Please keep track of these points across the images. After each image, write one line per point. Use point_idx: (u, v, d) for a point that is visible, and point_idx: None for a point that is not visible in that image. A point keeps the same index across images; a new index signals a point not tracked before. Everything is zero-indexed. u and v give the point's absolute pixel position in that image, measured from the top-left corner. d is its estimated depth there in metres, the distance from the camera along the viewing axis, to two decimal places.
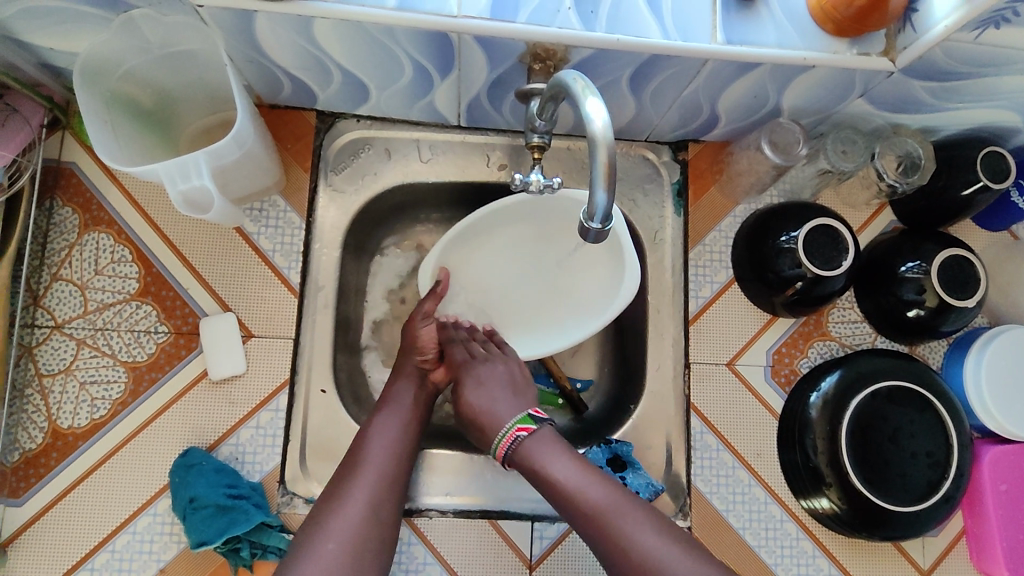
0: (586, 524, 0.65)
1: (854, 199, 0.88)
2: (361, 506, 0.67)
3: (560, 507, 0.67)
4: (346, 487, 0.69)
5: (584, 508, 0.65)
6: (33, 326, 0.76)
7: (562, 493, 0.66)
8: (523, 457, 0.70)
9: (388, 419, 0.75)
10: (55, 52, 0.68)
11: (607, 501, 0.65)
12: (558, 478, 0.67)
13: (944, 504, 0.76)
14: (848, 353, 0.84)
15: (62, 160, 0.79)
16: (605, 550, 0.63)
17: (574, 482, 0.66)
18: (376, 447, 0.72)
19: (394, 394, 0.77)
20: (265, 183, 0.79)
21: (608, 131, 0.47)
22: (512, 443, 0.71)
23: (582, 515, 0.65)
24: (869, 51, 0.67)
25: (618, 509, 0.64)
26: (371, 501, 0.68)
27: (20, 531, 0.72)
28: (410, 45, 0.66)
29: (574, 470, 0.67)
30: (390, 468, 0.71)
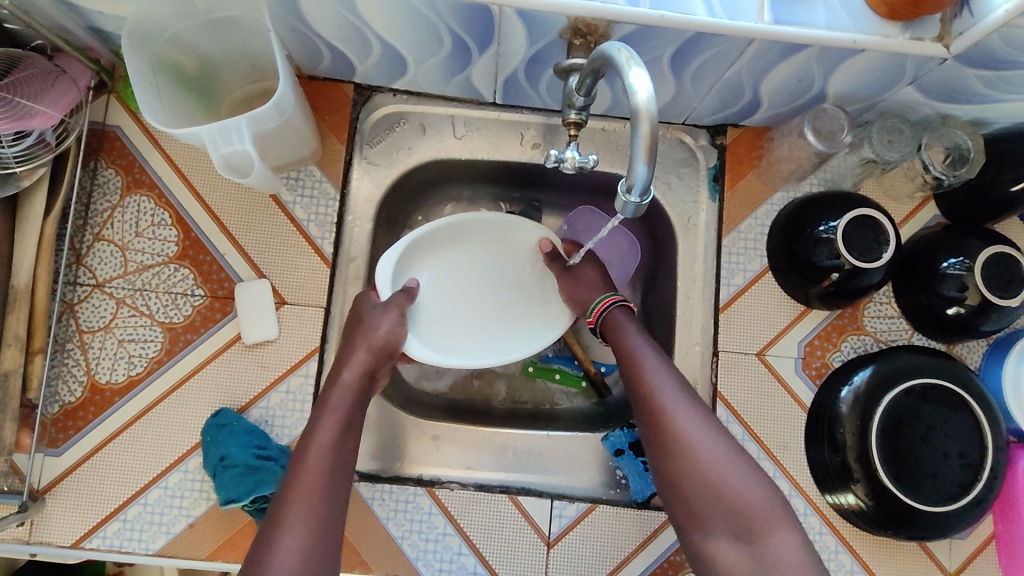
0: (644, 401, 0.69)
1: (897, 192, 0.85)
2: (303, 536, 0.59)
3: (625, 377, 0.71)
4: (284, 518, 0.60)
5: (645, 385, 0.69)
6: (75, 284, 0.78)
7: (633, 367, 0.70)
8: (613, 326, 0.75)
9: (323, 439, 0.65)
10: (104, 15, 0.70)
11: (669, 389, 0.68)
12: (637, 355, 0.71)
13: (975, 506, 0.74)
14: (883, 348, 0.82)
15: (107, 123, 0.81)
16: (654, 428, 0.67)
17: (646, 360, 0.70)
18: (314, 470, 0.63)
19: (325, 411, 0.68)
20: (302, 153, 0.80)
21: (652, 103, 0.46)
22: (604, 310, 0.76)
23: (642, 394, 0.69)
24: (922, 36, 0.64)
25: (677, 395, 0.68)
26: (314, 529, 0.60)
27: (58, 480, 0.75)
28: (451, 17, 0.66)
29: (651, 355, 0.71)
30: (326, 492, 0.62)
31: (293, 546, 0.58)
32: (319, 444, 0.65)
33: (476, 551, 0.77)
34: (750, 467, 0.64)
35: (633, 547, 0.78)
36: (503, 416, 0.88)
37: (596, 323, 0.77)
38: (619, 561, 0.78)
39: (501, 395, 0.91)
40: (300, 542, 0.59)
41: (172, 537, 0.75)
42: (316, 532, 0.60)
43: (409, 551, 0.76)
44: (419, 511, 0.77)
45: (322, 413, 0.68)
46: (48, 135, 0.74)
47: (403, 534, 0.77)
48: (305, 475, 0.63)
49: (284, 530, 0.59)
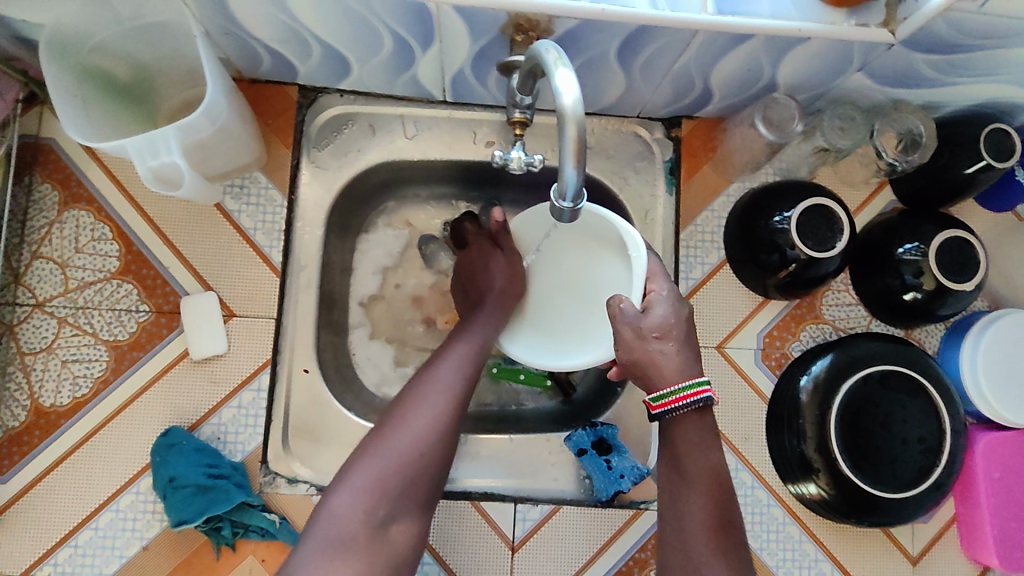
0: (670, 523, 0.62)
1: (853, 179, 0.85)
2: (407, 443, 0.62)
3: (666, 483, 0.64)
4: (394, 423, 0.64)
5: (684, 505, 0.62)
6: (13, 304, 0.75)
7: (679, 480, 0.63)
8: (674, 430, 0.63)
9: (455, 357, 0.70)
10: (25, 24, 0.66)
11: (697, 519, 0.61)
12: (681, 474, 0.63)
13: (935, 491, 0.75)
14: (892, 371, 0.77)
15: (41, 136, 0.78)
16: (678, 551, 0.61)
17: (700, 480, 0.62)
18: (448, 376, 0.68)
19: (470, 329, 0.73)
20: (244, 160, 0.77)
21: (578, 106, 0.44)
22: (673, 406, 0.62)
23: (671, 517, 0.63)
24: (868, 22, 0.64)
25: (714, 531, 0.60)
26: (420, 437, 0.63)
27: (4, 508, 0.73)
28: (388, 16, 0.64)
29: (696, 476, 0.62)
30: (457, 397, 0.67)
31: (406, 437, 0.63)
32: (442, 374, 0.68)
33: (440, 559, 0.76)
34: None
35: (597, 547, 0.77)
36: (466, 420, 0.87)
37: (655, 413, 0.63)
38: (585, 561, 0.77)
39: None
40: (417, 432, 0.63)
41: (126, 561, 0.73)
42: (439, 424, 0.64)
43: None
44: None
45: (460, 342, 0.72)
46: None
47: None
48: (435, 382, 0.67)
49: (394, 420, 0.64)
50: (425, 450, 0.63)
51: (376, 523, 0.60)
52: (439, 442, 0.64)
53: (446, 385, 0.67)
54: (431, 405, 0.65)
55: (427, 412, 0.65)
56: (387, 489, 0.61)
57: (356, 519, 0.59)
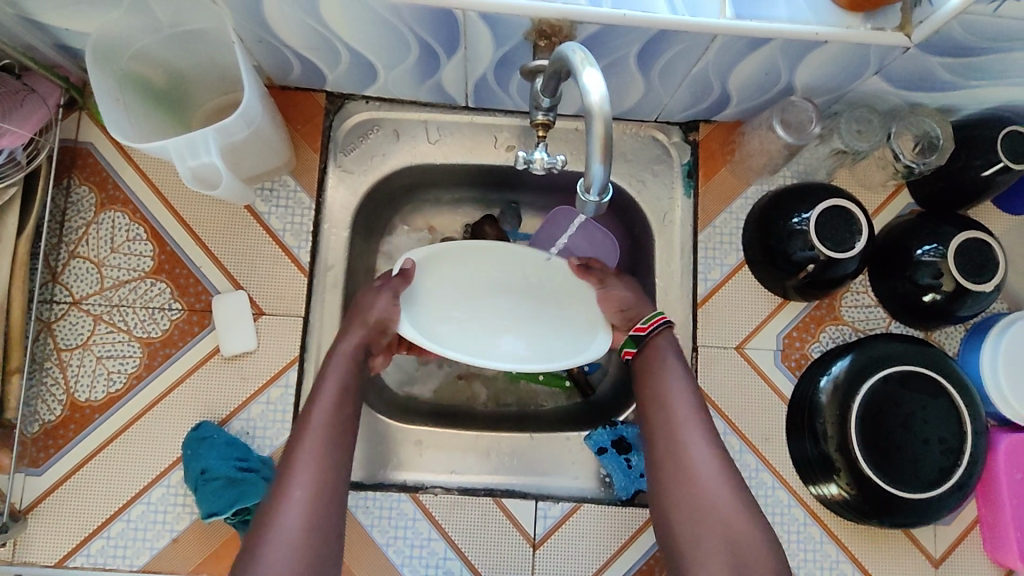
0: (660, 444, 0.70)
1: (870, 181, 0.86)
2: (302, 512, 0.61)
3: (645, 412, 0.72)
4: (287, 490, 0.62)
5: (668, 422, 0.70)
6: (51, 302, 0.78)
7: (659, 404, 0.71)
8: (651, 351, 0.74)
9: (319, 414, 0.66)
10: (70, 32, 0.70)
11: (686, 427, 0.69)
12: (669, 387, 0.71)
13: (957, 491, 0.75)
14: (851, 346, 0.79)
15: (79, 140, 0.81)
16: (667, 458, 0.69)
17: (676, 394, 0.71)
18: (322, 422, 0.66)
19: (337, 353, 0.71)
20: (274, 163, 0.80)
21: (605, 102, 0.46)
22: (658, 325, 0.74)
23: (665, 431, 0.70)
24: (884, 25, 0.65)
25: (692, 433, 0.69)
26: (314, 496, 0.62)
27: (40, 499, 0.75)
28: (417, 23, 0.66)
29: (677, 382, 0.72)
30: (336, 440, 0.65)
31: (296, 513, 0.60)
32: (314, 422, 0.66)
33: (462, 555, 0.77)
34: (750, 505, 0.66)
35: (618, 545, 0.78)
36: (486, 419, 0.88)
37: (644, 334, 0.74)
38: (605, 559, 0.78)
39: (484, 398, 0.91)
40: (307, 489, 0.62)
41: (156, 552, 0.74)
42: (331, 474, 0.63)
43: (394, 558, 0.76)
44: (403, 516, 0.77)
45: (322, 378, 0.69)
46: (19, 154, 0.74)
47: (388, 541, 0.77)
48: (312, 433, 0.65)
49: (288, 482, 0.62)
50: (324, 503, 0.62)
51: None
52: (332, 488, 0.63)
53: (322, 426, 0.66)
54: (314, 455, 0.64)
55: (316, 460, 0.63)
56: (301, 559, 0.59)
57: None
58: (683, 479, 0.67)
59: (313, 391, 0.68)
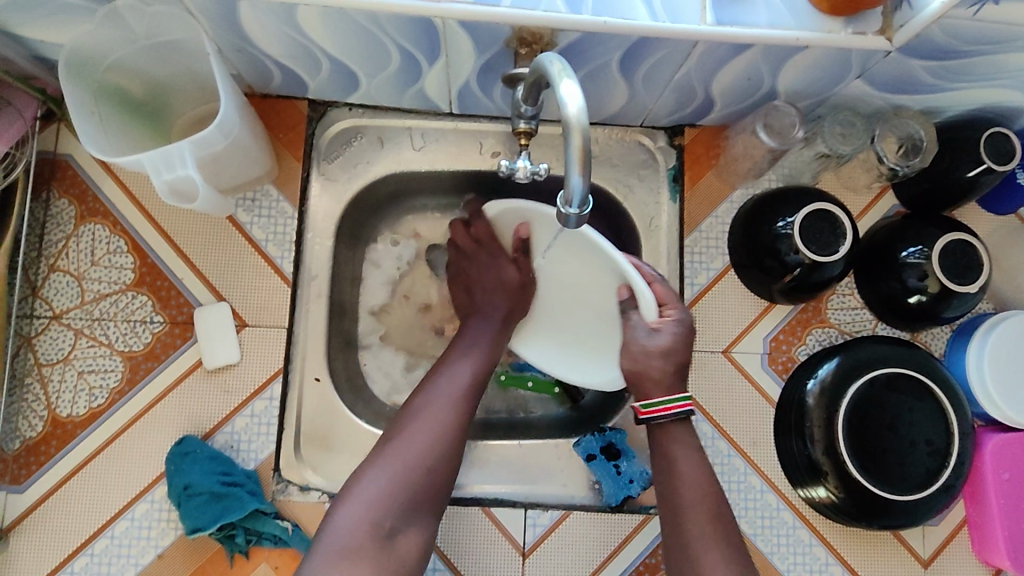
0: (675, 551, 0.67)
1: (855, 183, 0.86)
2: (412, 455, 0.67)
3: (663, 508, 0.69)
4: (404, 430, 0.68)
5: (679, 522, 0.67)
6: (32, 317, 0.77)
7: (672, 500, 0.68)
8: (659, 447, 0.70)
9: (448, 381, 0.73)
10: (45, 44, 0.69)
11: (694, 533, 0.66)
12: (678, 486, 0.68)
13: (945, 492, 0.75)
14: (846, 341, 0.82)
15: (58, 152, 0.80)
16: (682, 567, 0.66)
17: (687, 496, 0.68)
18: (445, 387, 0.72)
19: (491, 330, 0.79)
20: (255, 173, 0.79)
21: (583, 115, 0.46)
22: (665, 414, 0.69)
23: (676, 537, 0.67)
24: (865, 30, 0.65)
25: (708, 521, 0.66)
26: (431, 445, 0.68)
27: (22, 517, 0.74)
28: (396, 32, 0.66)
29: (688, 482, 0.68)
30: (460, 409, 0.71)
31: (409, 452, 0.67)
32: (440, 385, 0.72)
33: (451, 565, 0.76)
34: None
35: (607, 552, 0.78)
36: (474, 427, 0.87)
37: (648, 419, 0.69)
38: (595, 567, 0.77)
39: None
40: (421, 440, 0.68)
41: (141, 568, 0.74)
42: (445, 432, 0.69)
43: None
44: None
45: (458, 351, 0.77)
46: None
47: None
48: (436, 395, 0.71)
49: (402, 432, 0.68)
50: (429, 457, 0.67)
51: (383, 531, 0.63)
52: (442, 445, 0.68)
53: (450, 393, 0.72)
54: (436, 416, 0.70)
55: (435, 419, 0.69)
56: (396, 489, 0.65)
57: (362, 532, 0.62)
58: None
59: (446, 362, 0.75)
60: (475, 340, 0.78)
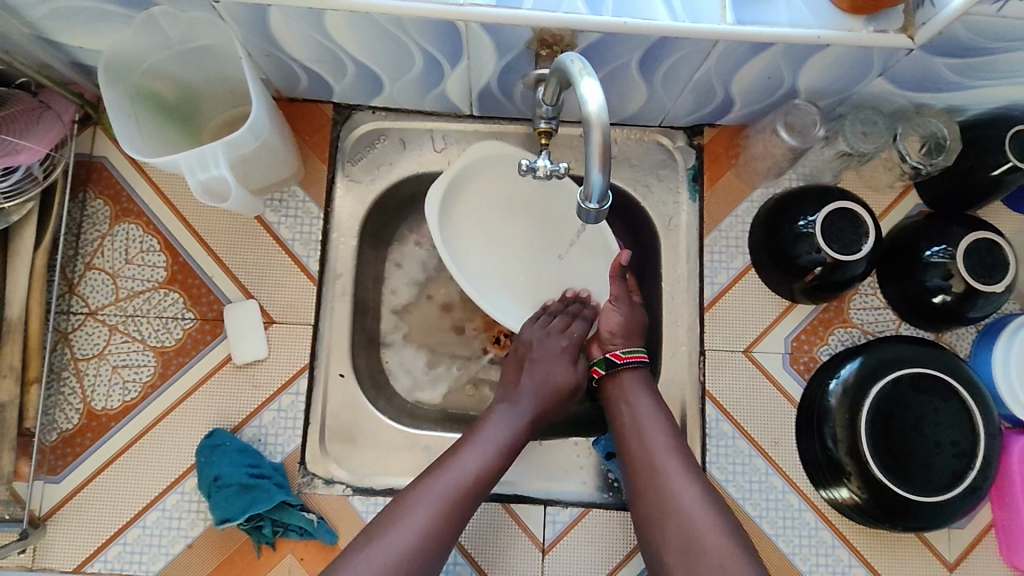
0: (631, 462, 0.71)
1: (877, 183, 0.85)
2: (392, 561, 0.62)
3: (621, 439, 0.74)
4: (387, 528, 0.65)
5: (643, 445, 0.72)
6: (68, 313, 0.80)
7: (636, 427, 0.73)
8: (620, 386, 0.77)
9: (446, 482, 0.68)
10: (85, 50, 0.72)
11: (657, 443, 0.71)
12: (641, 410, 0.74)
13: (971, 494, 0.74)
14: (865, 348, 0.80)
15: (94, 154, 0.83)
16: (641, 474, 0.70)
17: (647, 420, 0.73)
18: (443, 486, 0.68)
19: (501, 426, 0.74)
20: (283, 174, 0.81)
21: (603, 112, 0.47)
22: (631, 361, 0.77)
23: (634, 449, 0.72)
24: (886, 28, 0.65)
25: (672, 436, 0.72)
26: (414, 550, 0.64)
27: (58, 506, 0.76)
28: (420, 35, 0.67)
29: (649, 404, 0.75)
30: (452, 512, 0.67)
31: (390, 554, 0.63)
32: (436, 484, 0.68)
33: (472, 560, 0.77)
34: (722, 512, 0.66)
35: (627, 550, 0.78)
36: None
37: (619, 363, 0.78)
38: (615, 564, 0.78)
39: None
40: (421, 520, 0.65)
41: (171, 558, 0.76)
42: (430, 538, 0.65)
43: None
44: None
45: (464, 447, 0.71)
46: (35, 169, 0.76)
47: None
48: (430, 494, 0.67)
49: (404, 507, 0.66)
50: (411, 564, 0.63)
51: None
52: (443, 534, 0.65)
53: (447, 493, 0.67)
54: (439, 494, 0.67)
55: (426, 521, 0.65)
56: None
57: None
58: (659, 490, 0.68)
59: (451, 456, 0.71)
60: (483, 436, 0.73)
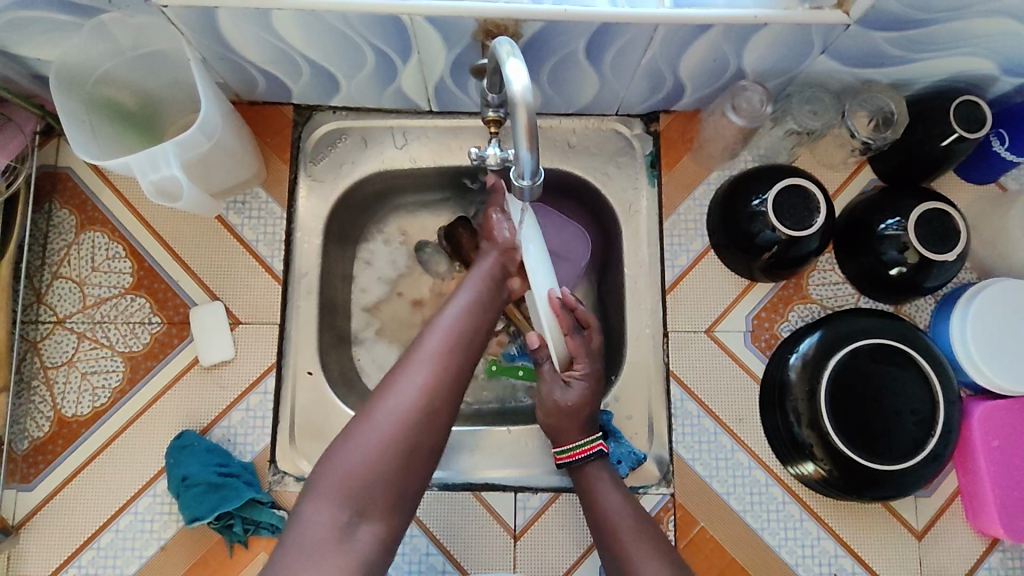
0: (614, 573, 0.68)
1: (831, 160, 0.87)
2: (376, 440, 0.62)
3: (600, 542, 0.71)
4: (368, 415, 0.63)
5: (618, 550, 0.68)
6: (36, 322, 0.80)
7: (607, 531, 0.70)
8: (585, 483, 0.74)
9: (417, 374, 0.65)
10: (41, 60, 0.73)
11: (627, 546, 0.68)
12: (606, 510, 0.71)
13: (933, 461, 0.75)
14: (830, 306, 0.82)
15: (58, 165, 0.84)
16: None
17: (616, 523, 0.70)
18: (413, 374, 0.65)
19: (460, 309, 0.72)
20: (244, 176, 0.82)
21: (528, 93, 0.48)
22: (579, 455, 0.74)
23: (612, 556, 0.69)
24: (821, 5, 0.67)
25: (641, 538, 0.68)
26: (396, 427, 0.62)
27: (31, 514, 0.77)
28: (368, 31, 0.69)
29: (613, 499, 0.71)
30: (428, 386, 0.65)
31: (370, 441, 0.62)
32: (410, 371, 0.66)
33: (445, 549, 0.78)
34: None
35: None
36: (466, 416, 0.89)
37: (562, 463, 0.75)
38: (586, 546, 0.78)
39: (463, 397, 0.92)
40: (400, 411, 0.63)
41: (145, 561, 0.76)
42: (412, 414, 0.63)
43: None
44: None
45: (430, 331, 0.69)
46: None
47: None
48: (403, 378, 0.65)
49: (368, 413, 0.63)
50: (394, 440, 0.62)
51: (346, 519, 0.59)
52: (428, 418, 0.64)
53: (422, 373, 0.65)
54: (412, 381, 0.65)
55: (401, 403, 0.63)
56: (357, 487, 0.60)
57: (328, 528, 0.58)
58: None
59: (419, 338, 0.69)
60: (443, 317, 0.70)
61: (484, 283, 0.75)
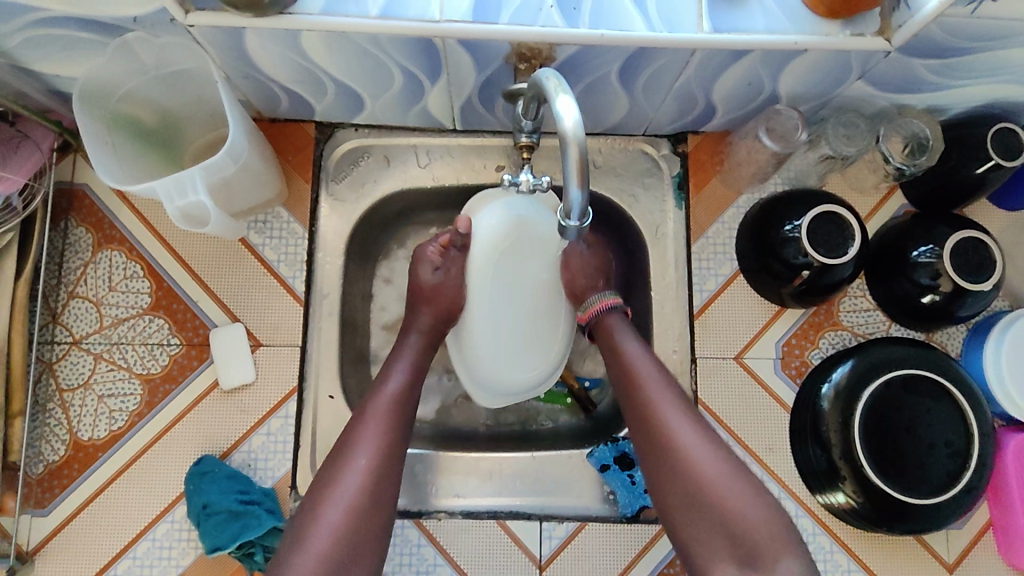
0: (641, 434, 0.67)
1: (862, 185, 0.85)
2: (335, 528, 0.61)
3: (623, 396, 0.70)
4: (323, 500, 0.62)
5: (645, 401, 0.67)
6: (52, 343, 0.79)
7: (632, 392, 0.68)
8: (608, 329, 0.73)
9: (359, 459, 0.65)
10: (61, 77, 0.71)
11: (656, 385, 0.67)
12: (627, 356, 0.70)
13: (967, 495, 0.74)
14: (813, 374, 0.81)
15: (75, 182, 0.82)
16: (652, 449, 0.65)
17: (639, 376, 0.68)
18: (355, 459, 0.65)
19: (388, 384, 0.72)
20: (266, 196, 0.80)
21: (580, 129, 0.46)
22: (605, 308, 0.74)
23: (638, 399, 0.68)
24: (863, 31, 0.65)
25: (670, 388, 0.67)
26: (348, 515, 0.62)
27: (46, 540, 0.75)
28: (397, 52, 0.67)
29: (630, 345, 0.71)
30: (370, 473, 0.64)
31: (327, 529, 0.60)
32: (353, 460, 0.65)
33: None
34: (742, 473, 0.62)
35: (625, 563, 0.77)
36: (488, 440, 0.87)
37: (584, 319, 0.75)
38: None
39: (484, 420, 0.90)
40: (345, 503, 0.62)
41: None
42: (363, 499, 0.63)
43: None
44: (407, 543, 0.77)
45: (360, 421, 0.68)
46: (14, 199, 0.75)
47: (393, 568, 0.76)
48: (347, 463, 0.64)
49: (324, 502, 0.62)
50: (350, 527, 0.61)
51: None
52: (374, 506, 0.63)
53: (360, 462, 0.65)
54: (353, 470, 0.64)
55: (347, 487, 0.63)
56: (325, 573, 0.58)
57: None
58: (676, 464, 0.63)
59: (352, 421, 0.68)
60: (373, 398, 0.70)
61: (412, 357, 0.75)
